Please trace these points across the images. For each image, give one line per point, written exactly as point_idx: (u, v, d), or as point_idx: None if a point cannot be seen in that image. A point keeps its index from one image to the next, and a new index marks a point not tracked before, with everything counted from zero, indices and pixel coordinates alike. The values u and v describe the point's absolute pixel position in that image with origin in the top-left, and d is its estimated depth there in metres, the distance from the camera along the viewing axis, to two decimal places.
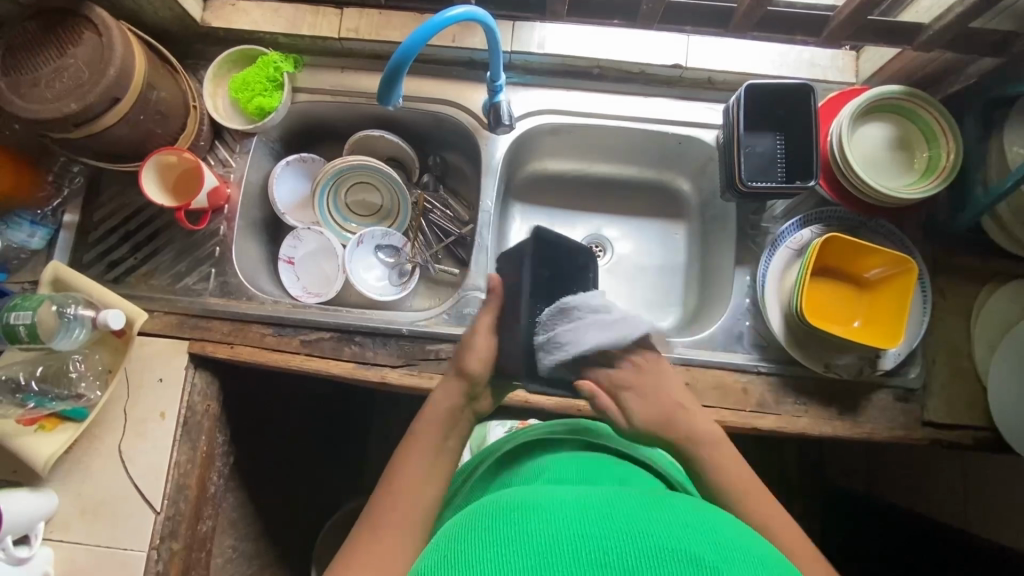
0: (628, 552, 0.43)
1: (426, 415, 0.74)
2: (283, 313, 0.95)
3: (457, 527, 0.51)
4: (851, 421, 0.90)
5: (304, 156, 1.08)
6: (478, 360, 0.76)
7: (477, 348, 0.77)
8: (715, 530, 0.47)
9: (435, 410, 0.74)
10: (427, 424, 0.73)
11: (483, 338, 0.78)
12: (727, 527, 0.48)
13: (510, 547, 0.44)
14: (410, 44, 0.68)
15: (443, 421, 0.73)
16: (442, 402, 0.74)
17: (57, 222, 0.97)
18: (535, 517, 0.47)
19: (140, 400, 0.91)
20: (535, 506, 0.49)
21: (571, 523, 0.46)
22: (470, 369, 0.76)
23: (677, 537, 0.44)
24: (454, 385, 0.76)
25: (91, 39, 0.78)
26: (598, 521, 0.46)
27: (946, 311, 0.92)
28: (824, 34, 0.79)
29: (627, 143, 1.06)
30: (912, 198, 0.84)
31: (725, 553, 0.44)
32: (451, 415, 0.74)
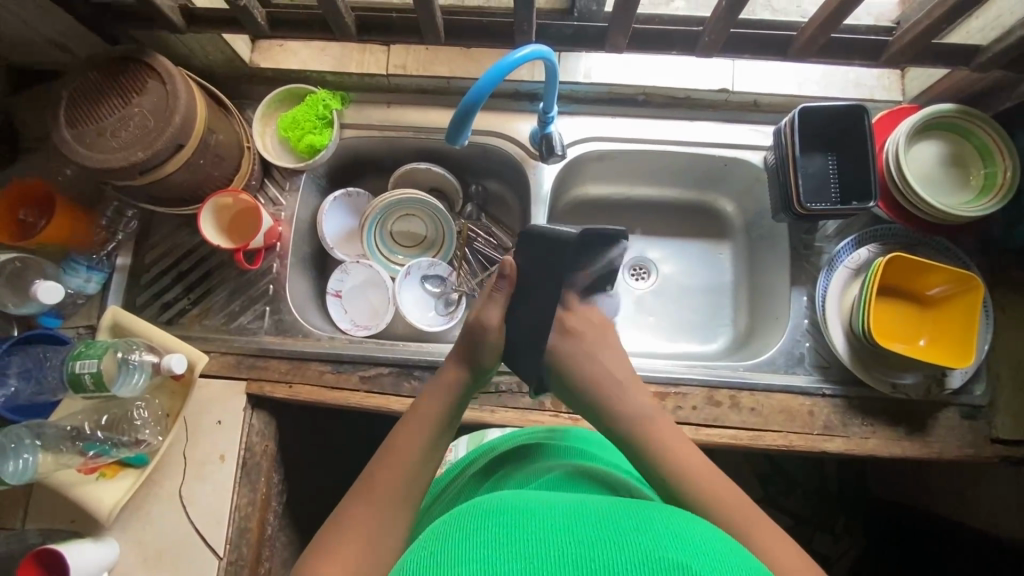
0: (619, 559, 0.40)
1: (426, 391, 0.72)
2: (340, 350, 0.94)
3: (444, 525, 0.48)
4: (919, 440, 0.89)
5: (350, 190, 1.08)
6: (481, 346, 0.75)
7: (491, 339, 0.75)
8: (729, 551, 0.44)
9: (443, 387, 0.72)
10: (431, 399, 0.71)
11: (490, 328, 0.75)
12: (734, 549, 0.45)
13: (500, 551, 0.42)
14: (481, 86, 0.68)
15: (446, 399, 0.71)
16: (450, 380, 0.73)
17: (111, 266, 0.97)
18: (527, 524, 0.45)
19: (199, 444, 0.91)
20: (532, 510, 0.47)
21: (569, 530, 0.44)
22: (470, 345, 0.76)
23: (680, 547, 0.42)
24: (460, 363, 0.75)
25: (155, 87, 0.79)
26: (601, 529, 0.44)
27: (1008, 326, 0.92)
28: (882, 59, 0.79)
29: (670, 166, 1.07)
30: (973, 215, 0.84)
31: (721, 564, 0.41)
32: (452, 393, 0.72)
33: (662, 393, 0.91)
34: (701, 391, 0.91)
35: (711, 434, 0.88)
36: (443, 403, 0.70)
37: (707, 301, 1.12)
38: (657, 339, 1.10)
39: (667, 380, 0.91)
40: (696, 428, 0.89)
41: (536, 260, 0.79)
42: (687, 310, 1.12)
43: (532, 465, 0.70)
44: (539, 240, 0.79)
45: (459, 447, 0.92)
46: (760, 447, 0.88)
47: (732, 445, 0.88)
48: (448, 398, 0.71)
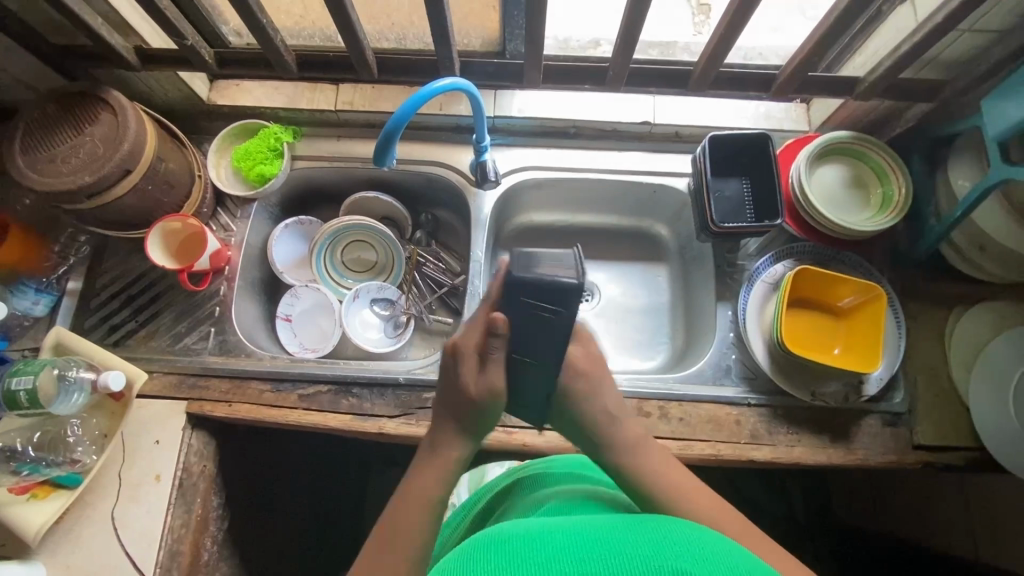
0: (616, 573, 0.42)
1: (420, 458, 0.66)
2: (281, 368, 0.97)
3: (452, 561, 0.49)
4: (844, 448, 0.91)
5: (302, 218, 1.13)
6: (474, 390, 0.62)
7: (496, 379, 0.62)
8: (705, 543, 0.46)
9: (438, 459, 0.66)
10: (427, 470, 0.65)
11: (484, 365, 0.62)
12: (718, 546, 0.46)
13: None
14: (400, 113, 0.75)
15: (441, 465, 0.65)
16: (445, 453, 0.65)
17: (61, 289, 1.00)
18: (528, 551, 0.46)
19: (135, 465, 0.91)
20: (518, 534, 0.49)
21: (550, 549, 0.46)
22: (463, 416, 0.65)
23: (652, 550, 0.44)
24: (455, 428, 0.66)
25: (107, 118, 0.85)
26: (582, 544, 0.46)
27: (920, 335, 0.97)
28: (773, 91, 0.88)
29: (607, 194, 1.13)
30: (872, 230, 0.90)
31: (711, 564, 0.43)
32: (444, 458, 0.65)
33: None
34: (632, 403, 0.93)
35: None
36: (440, 474, 0.65)
37: (647, 321, 1.16)
38: None
39: None
40: None
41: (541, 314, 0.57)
42: (629, 331, 1.15)
43: (523, 498, 0.70)
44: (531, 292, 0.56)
45: (461, 488, 0.97)
46: (690, 457, 0.90)
47: None
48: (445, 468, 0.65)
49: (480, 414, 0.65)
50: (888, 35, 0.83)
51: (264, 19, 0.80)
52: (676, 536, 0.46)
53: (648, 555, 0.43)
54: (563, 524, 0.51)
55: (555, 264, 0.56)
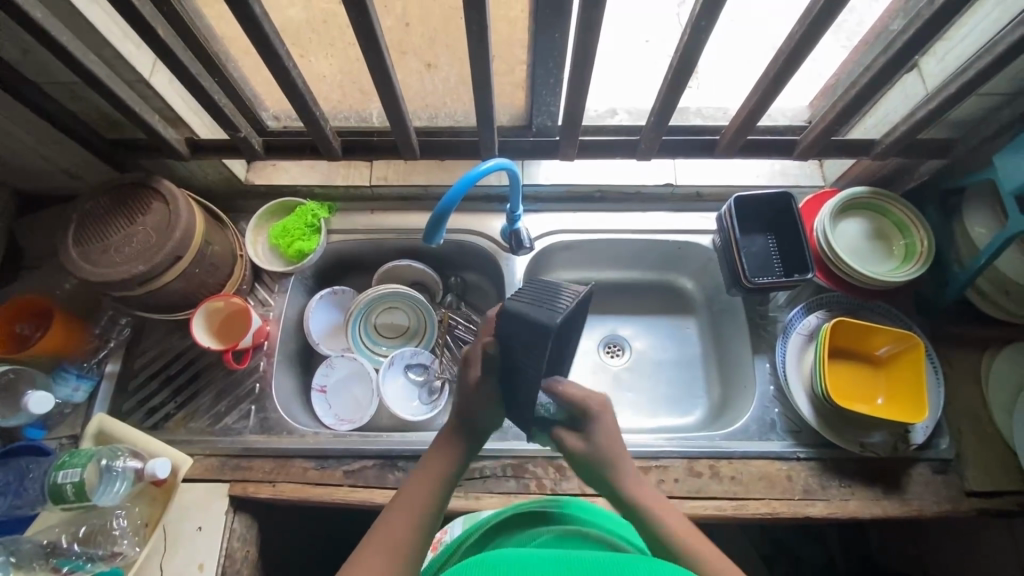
0: None
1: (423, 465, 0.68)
2: (326, 444, 0.95)
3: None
4: (897, 499, 0.91)
5: (335, 289, 1.15)
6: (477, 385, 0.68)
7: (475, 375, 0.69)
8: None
9: (439, 460, 0.68)
10: (433, 458, 0.69)
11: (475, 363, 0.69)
12: None
13: None
14: (451, 195, 0.78)
15: (442, 471, 0.67)
16: (448, 454, 0.69)
17: (100, 372, 1.00)
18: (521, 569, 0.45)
19: (177, 554, 0.88)
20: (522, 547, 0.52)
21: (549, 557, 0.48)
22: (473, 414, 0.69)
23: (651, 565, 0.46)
24: (459, 432, 0.70)
25: (159, 206, 0.87)
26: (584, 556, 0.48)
27: (957, 379, 0.98)
28: (794, 154, 0.92)
29: (633, 252, 1.17)
30: (900, 280, 0.93)
31: None
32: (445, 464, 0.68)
33: (645, 467, 0.93)
34: (681, 463, 0.93)
35: (696, 508, 0.89)
36: (447, 459, 0.68)
37: (681, 374, 1.17)
38: (637, 416, 1.13)
39: (650, 453, 0.94)
40: (681, 501, 0.90)
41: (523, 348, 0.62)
42: (663, 385, 1.16)
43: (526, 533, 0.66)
44: (520, 326, 0.61)
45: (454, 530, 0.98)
46: (745, 517, 0.89)
47: (720, 518, 0.89)
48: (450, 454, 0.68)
49: (488, 414, 0.70)
50: (899, 101, 0.89)
51: (317, 111, 0.85)
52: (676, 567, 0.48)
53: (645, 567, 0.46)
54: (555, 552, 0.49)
55: (544, 304, 0.62)
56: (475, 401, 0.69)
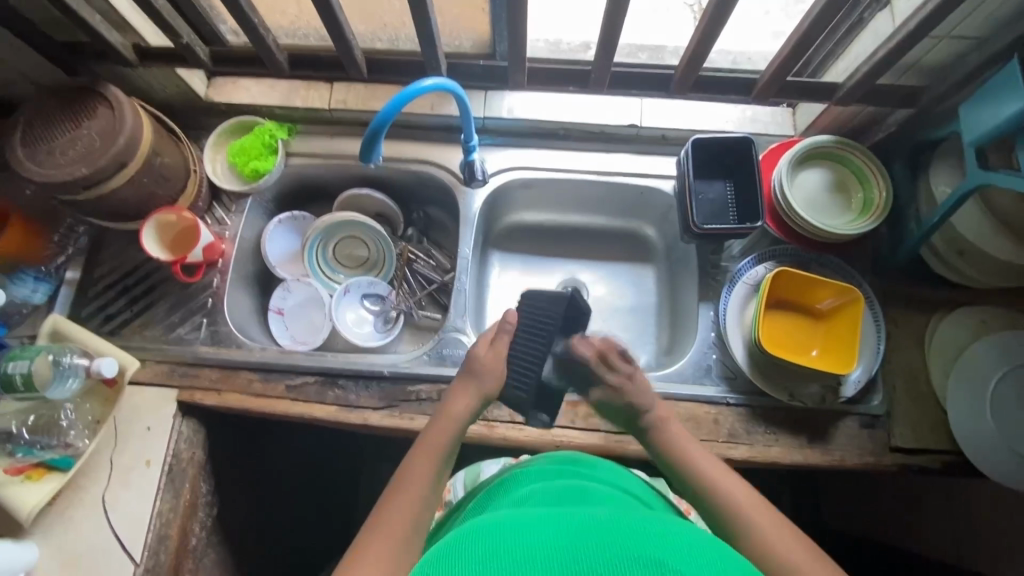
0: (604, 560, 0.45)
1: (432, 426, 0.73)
2: (270, 359, 0.99)
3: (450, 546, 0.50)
4: (820, 448, 0.92)
5: (295, 214, 1.16)
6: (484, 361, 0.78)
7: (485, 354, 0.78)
8: (694, 544, 0.48)
9: (447, 417, 0.74)
10: (435, 435, 0.72)
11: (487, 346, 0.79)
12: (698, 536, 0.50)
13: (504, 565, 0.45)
14: (385, 113, 0.78)
15: (452, 426, 0.73)
16: (455, 410, 0.75)
17: (59, 278, 1.03)
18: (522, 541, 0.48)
19: (126, 449, 0.94)
20: (502, 529, 0.51)
21: (533, 546, 0.47)
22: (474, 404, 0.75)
23: (642, 552, 0.46)
24: (464, 389, 0.77)
25: (104, 112, 0.88)
26: (569, 541, 0.47)
27: (901, 339, 0.98)
28: (753, 95, 0.89)
29: (594, 195, 1.15)
30: (851, 234, 0.91)
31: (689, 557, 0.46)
32: (455, 423, 0.74)
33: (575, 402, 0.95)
34: None
35: (619, 443, 0.92)
36: (449, 434, 0.72)
37: (633, 321, 1.18)
38: None
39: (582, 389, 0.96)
40: (607, 436, 0.93)
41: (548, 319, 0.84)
42: (614, 330, 1.17)
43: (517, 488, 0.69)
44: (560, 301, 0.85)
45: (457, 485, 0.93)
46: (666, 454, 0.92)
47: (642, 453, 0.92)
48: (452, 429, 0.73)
49: (491, 379, 0.78)
50: (867, 42, 0.84)
51: (258, 20, 0.83)
52: (667, 536, 0.49)
53: (637, 557, 0.45)
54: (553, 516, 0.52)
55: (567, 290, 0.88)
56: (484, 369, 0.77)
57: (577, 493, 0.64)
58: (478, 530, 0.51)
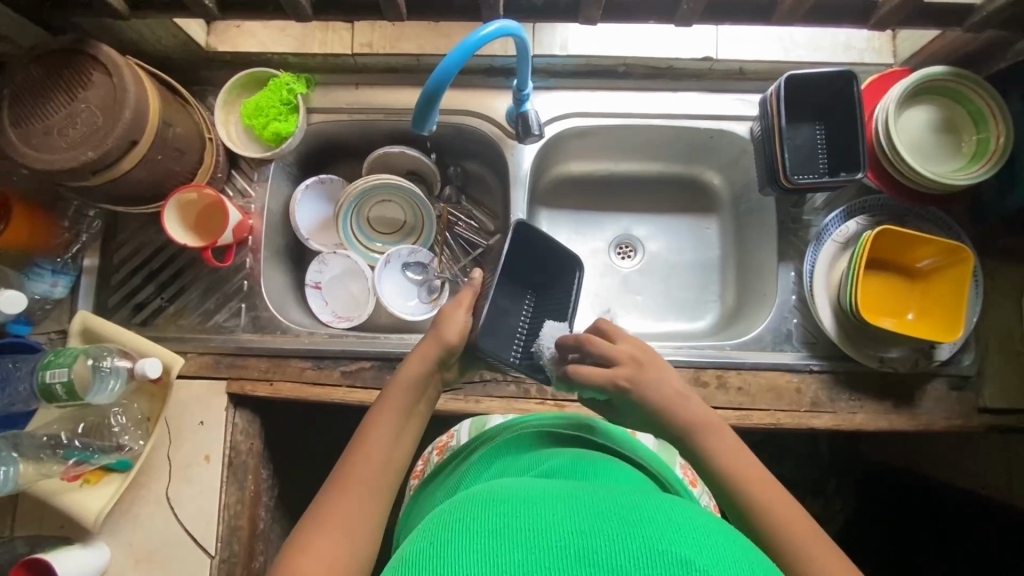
0: (618, 548, 0.37)
1: (393, 383, 0.69)
2: (321, 345, 0.92)
3: (446, 511, 0.45)
4: (907, 413, 0.88)
5: (322, 177, 1.04)
6: (455, 325, 0.73)
7: (457, 316, 0.73)
8: (715, 538, 0.40)
9: (417, 361, 0.71)
10: (398, 390, 0.69)
11: (460, 308, 0.74)
12: (734, 541, 0.41)
13: (497, 540, 0.39)
14: (446, 69, 0.65)
15: (418, 381, 0.70)
16: (423, 353, 0.71)
17: (78, 268, 0.94)
18: (527, 511, 0.42)
19: (183, 446, 0.90)
20: (505, 497, 0.45)
21: (532, 518, 0.41)
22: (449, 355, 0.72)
23: (655, 534, 0.39)
24: (429, 344, 0.72)
25: (103, 80, 0.74)
26: (574, 518, 0.41)
27: (996, 295, 0.91)
28: (871, 22, 0.74)
29: (655, 141, 1.03)
30: (962, 183, 0.81)
31: (721, 560, 0.37)
32: (421, 382, 0.70)
33: None
34: (687, 372, 0.90)
35: None
36: (414, 389, 0.69)
37: (695, 277, 1.10)
38: (644, 319, 1.08)
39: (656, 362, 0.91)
40: None
41: (524, 252, 0.85)
42: (674, 288, 1.09)
43: (526, 457, 0.64)
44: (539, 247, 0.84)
45: (461, 432, 0.84)
46: (748, 426, 0.88)
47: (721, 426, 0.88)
48: (415, 381, 0.69)
49: (455, 325, 0.73)
50: None
51: None
52: (693, 522, 0.41)
53: (648, 538, 0.38)
54: (572, 493, 0.46)
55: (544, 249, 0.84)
56: (451, 318, 0.73)
57: (594, 473, 0.58)
58: (484, 502, 0.44)
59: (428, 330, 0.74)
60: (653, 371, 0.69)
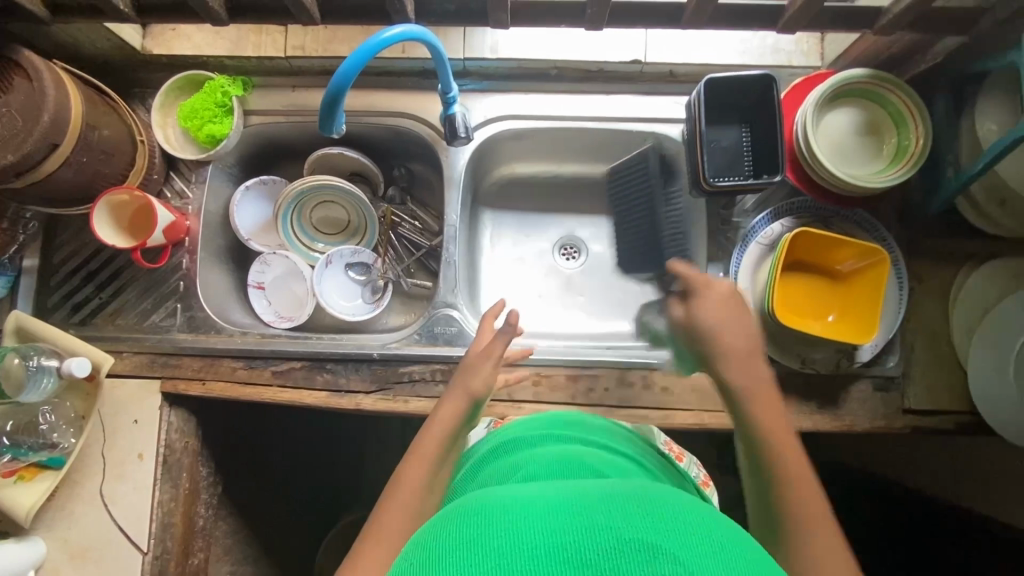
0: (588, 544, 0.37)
1: (421, 438, 0.67)
2: (253, 346, 0.94)
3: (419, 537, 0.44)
4: (831, 414, 0.89)
5: (263, 178, 1.05)
6: (481, 377, 0.73)
7: (485, 366, 0.73)
8: (694, 518, 0.40)
9: (443, 417, 0.69)
10: (427, 441, 0.67)
11: (487, 358, 0.74)
12: (716, 522, 0.41)
13: (469, 554, 0.38)
14: (344, 72, 0.67)
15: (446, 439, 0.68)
16: (450, 407, 0.70)
17: (16, 268, 0.95)
18: (495, 517, 0.41)
19: (117, 444, 0.91)
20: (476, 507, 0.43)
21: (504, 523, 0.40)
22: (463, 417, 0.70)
23: (625, 521, 0.38)
24: (454, 404, 0.71)
25: (23, 85, 0.76)
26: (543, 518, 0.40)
27: (923, 296, 0.91)
28: (779, 26, 0.75)
29: (593, 143, 1.04)
30: (880, 185, 0.81)
31: (696, 541, 0.37)
32: (448, 436, 0.68)
33: (575, 376, 0.91)
34: (613, 372, 0.91)
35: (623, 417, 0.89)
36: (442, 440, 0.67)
37: (637, 278, 1.09)
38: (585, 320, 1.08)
39: (583, 363, 0.92)
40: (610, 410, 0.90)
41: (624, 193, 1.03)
42: (617, 288, 1.09)
43: (510, 459, 0.61)
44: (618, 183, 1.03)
45: None
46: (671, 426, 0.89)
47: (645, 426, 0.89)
48: (443, 436, 0.67)
49: (483, 376, 0.73)
50: None
51: None
52: (658, 500, 0.41)
53: (618, 528, 0.37)
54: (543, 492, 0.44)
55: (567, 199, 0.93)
56: (475, 366, 0.73)
57: (581, 465, 0.55)
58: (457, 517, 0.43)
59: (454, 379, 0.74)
60: (716, 303, 0.65)
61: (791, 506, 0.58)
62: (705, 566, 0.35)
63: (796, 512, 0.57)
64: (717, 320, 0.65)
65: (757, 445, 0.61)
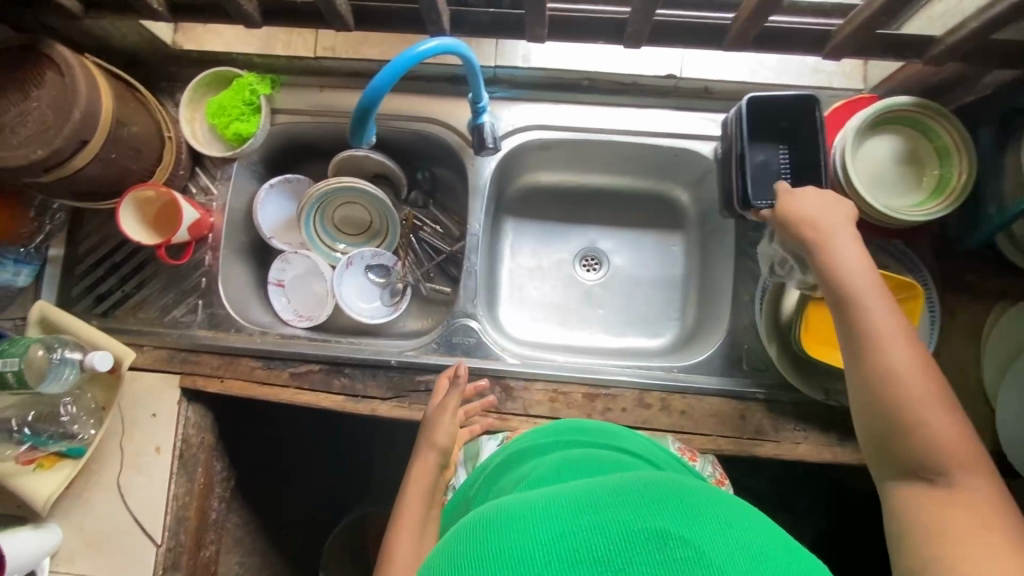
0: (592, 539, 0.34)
1: (405, 497, 0.75)
2: (271, 346, 0.94)
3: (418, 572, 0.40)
4: (853, 447, 0.87)
5: (287, 177, 1.04)
6: (444, 430, 0.81)
7: (444, 420, 0.81)
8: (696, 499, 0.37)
9: (418, 473, 0.77)
10: (411, 500, 0.74)
11: (444, 410, 0.82)
12: (722, 503, 0.38)
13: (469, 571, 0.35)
14: (377, 85, 0.66)
15: (425, 493, 0.75)
16: (423, 464, 0.78)
17: (42, 257, 0.96)
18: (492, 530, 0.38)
19: (134, 437, 0.92)
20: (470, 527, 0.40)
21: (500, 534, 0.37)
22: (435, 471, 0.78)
23: (626, 512, 0.35)
24: (423, 460, 0.79)
25: (54, 80, 0.76)
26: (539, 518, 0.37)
27: (954, 331, 0.88)
28: (824, 50, 0.73)
29: (621, 156, 1.02)
30: (918, 219, 0.78)
31: (704, 525, 0.35)
32: (429, 489, 0.76)
33: (593, 394, 0.90)
34: (632, 393, 0.90)
35: None
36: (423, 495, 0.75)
37: (659, 295, 1.07)
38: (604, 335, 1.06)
39: (602, 381, 0.91)
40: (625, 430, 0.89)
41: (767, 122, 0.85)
42: (638, 303, 1.07)
43: (518, 471, 0.60)
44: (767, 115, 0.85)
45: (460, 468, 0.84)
46: None
47: None
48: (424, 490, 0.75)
49: (444, 429, 0.81)
50: None
51: None
52: (661, 487, 0.38)
53: (621, 521, 0.35)
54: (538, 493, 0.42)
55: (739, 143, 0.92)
56: (437, 419, 0.82)
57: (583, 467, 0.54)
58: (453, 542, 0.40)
59: (421, 435, 0.82)
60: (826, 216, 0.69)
61: (904, 409, 0.57)
62: (719, 545, 0.33)
63: (911, 410, 0.57)
64: (846, 262, 0.65)
65: (867, 355, 0.60)
